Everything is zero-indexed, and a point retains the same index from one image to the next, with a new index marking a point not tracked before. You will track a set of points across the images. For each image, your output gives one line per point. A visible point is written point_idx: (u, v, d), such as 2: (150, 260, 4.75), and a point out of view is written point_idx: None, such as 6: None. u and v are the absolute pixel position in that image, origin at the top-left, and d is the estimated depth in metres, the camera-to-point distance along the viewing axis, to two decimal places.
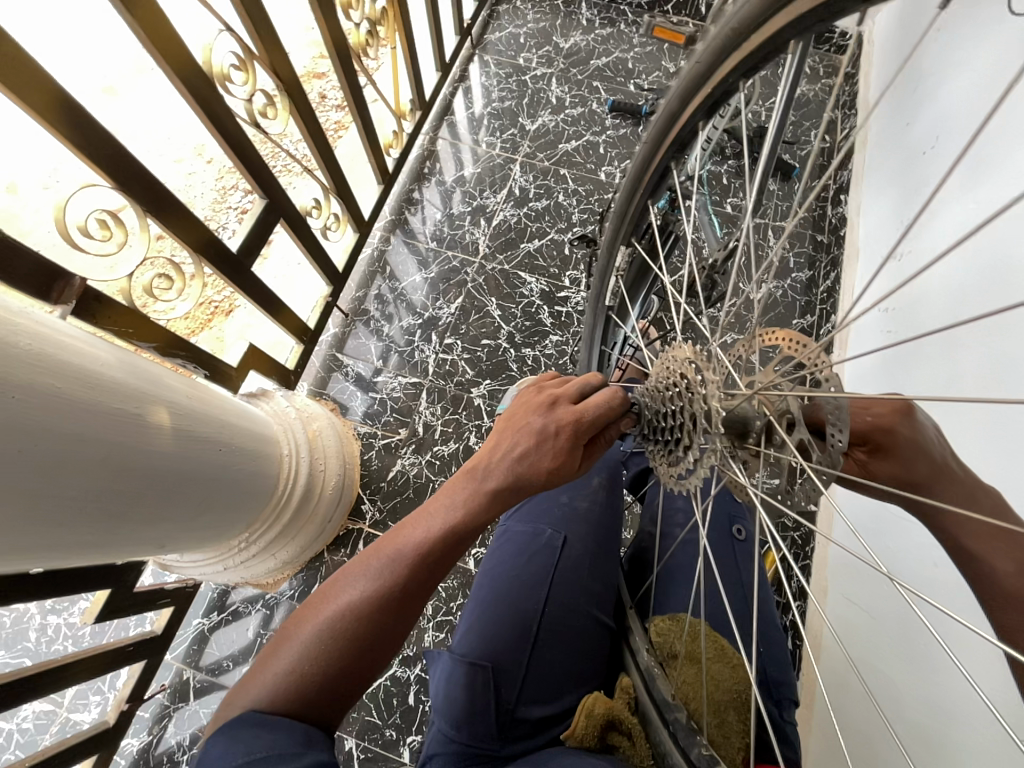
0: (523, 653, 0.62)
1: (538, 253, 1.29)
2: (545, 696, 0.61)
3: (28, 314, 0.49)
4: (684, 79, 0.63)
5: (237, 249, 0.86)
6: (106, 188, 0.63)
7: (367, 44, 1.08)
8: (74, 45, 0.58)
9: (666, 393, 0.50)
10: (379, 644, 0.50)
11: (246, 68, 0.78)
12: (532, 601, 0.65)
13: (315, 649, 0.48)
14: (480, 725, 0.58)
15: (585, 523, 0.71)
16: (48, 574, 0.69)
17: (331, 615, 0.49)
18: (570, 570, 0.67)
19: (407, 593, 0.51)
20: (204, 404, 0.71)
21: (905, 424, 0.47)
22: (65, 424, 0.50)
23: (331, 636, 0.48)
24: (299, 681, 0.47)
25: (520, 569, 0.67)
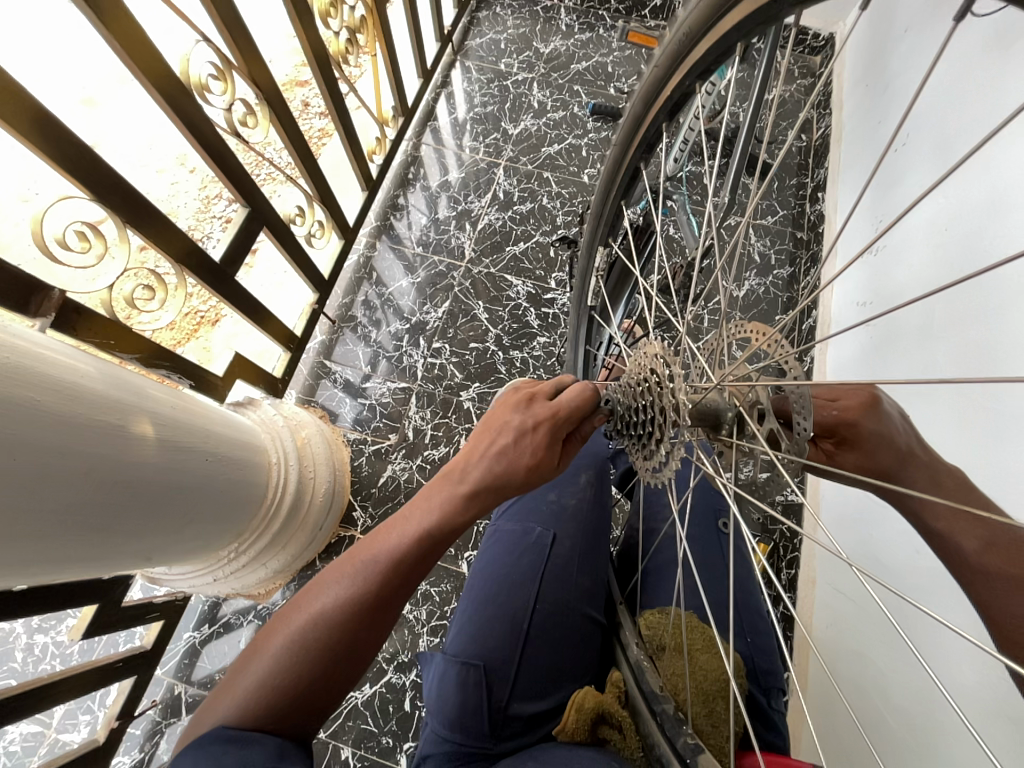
0: (515, 651, 0.62)
1: (524, 256, 1.30)
2: (537, 692, 0.61)
3: (9, 329, 0.49)
4: (645, 83, 0.64)
5: (221, 259, 0.86)
6: (84, 199, 0.63)
7: (347, 52, 1.08)
8: (50, 58, 0.58)
9: (638, 389, 0.52)
10: (354, 651, 0.49)
11: (224, 78, 0.79)
12: (523, 599, 0.65)
13: (289, 659, 0.48)
14: (474, 723, 0.58)
15: (574, 521, 0.71)
16: (32, 592, 0.68)
17: (304, 623, 0.49)
18: (560, 568, 0.68)
19: (380, 600, 0.50)
20: (189, 415, 0.70)
21: (870, 417, 0.48)
22: (46, 437, 0.49)
23: (300, 649, 0.48)
24: (268, 698, 0.47)
25: (510, 568, 0.68)
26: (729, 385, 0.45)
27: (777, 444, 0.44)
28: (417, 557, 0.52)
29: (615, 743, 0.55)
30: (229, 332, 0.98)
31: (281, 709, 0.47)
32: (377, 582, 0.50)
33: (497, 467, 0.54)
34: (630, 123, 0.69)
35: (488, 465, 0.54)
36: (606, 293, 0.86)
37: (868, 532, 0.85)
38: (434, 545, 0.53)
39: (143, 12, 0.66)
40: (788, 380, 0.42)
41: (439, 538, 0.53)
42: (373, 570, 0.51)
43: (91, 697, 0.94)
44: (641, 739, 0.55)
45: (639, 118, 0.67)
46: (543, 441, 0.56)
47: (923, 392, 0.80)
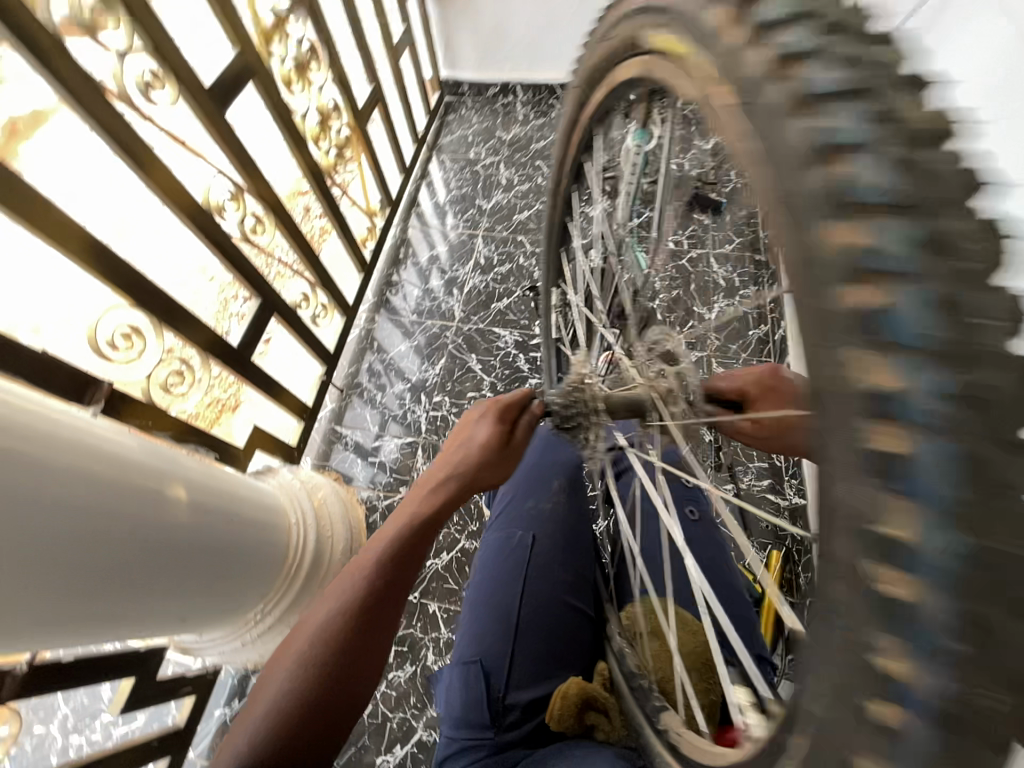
0: (507, 646, 0.65)
1: (508, 309, 1.43)
2: (530, 682, 0.64)
3: (67, 416, 0.59)
4: (563, 122, 0.78)
5: (237, 345, 0.99)
6: (127, 309, 0.76)
7: (337, 164, 1.29)
8: (103, 204, 0.72)
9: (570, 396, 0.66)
10: (358, 656, 0.52)
11: (237, 199, 0.96)
12: (510, 597, 0.68)
13: (294, 679, 0.51)
14: (478, 715, 0.61)
15: (552, 523, 0.76)
16: (77, 662, 0.73)
17: (305, 643, 0.52)
18: (544, 567, 0.71)
19: (372, 606, 0.54)
20: (216, 480, 0.79)
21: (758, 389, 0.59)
22: (99, 502, 0.58)
23: (306, 662, 0.51)
24: (280, 717, 0.49)
25: (497, 571, 0.72)
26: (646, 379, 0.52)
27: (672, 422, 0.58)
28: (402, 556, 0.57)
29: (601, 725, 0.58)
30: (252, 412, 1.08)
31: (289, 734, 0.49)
32: (368, 590, 0.55)
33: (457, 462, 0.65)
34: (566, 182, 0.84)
35: (455, 463, 0.66)
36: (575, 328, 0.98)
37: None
38: (418, 540, 0.59)
39: (175, 161, 0.83)
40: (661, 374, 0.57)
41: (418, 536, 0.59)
42: (363, 578, 0.56)
43: None
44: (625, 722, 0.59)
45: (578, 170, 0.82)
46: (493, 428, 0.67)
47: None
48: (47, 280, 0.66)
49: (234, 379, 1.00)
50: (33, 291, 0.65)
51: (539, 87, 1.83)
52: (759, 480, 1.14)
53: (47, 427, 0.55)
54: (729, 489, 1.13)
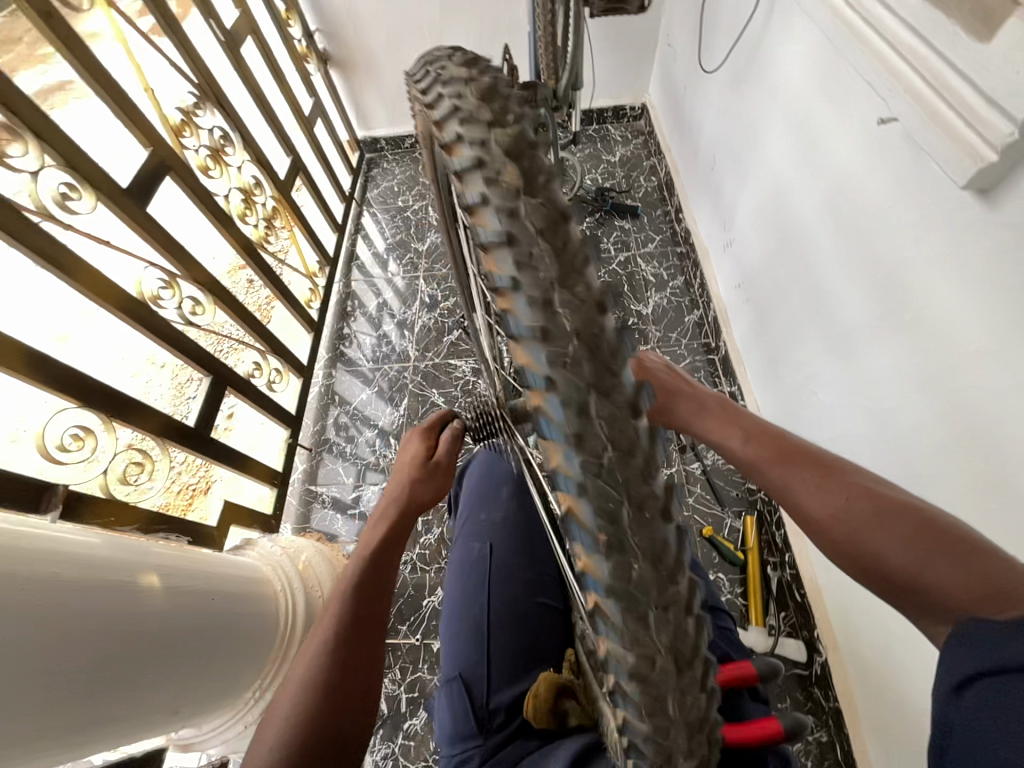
0: (480, 653, 0.53)
1: (461, 340, 1.46)
2: (509, 682, 0.52)
3: (15, 529, 0.58)
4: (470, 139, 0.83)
5: (195, 422, 1.00)
6: (74, 408, 0.76)
7: (267, 235, 1.32)
8: (19, 305, 0.71)
9: None
10: (355, 699, 0.41)
11: (171, 286, 0.98)
12: (473, 604, 0.56)
13: (304, 710, 0.39)
14: (464, 730, 0.50)
15: (507, 517, 0.62)
16: None
17: (292, 704, 0.40)
18: (506, 568, 0.58)
19: (360, 653, 0.42)
20: (189, 564, 0.80)
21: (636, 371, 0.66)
22: (54, 601, 0.56)
23: (299, 723, 0.38)
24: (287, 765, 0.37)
25: (457, 587, 0.59)
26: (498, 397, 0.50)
27: None
28: (380, 558, 0.48)
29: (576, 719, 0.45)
30: (217, 491, 1.08)
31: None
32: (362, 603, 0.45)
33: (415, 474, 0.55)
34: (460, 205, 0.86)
35: (394, 480, 0.56)
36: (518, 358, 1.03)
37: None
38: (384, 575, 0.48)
39: (105, 260, 0.85)
40: None
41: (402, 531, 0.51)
42: (349, 592, 0.46)
43: None
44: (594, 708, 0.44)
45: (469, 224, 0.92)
46: (414, 449, 0.57)
47: (806, 332, 0.92)
48: None
49: (199, 463, 1.02)
50: None
51: None
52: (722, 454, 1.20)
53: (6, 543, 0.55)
54: (695, 467, 1.18)
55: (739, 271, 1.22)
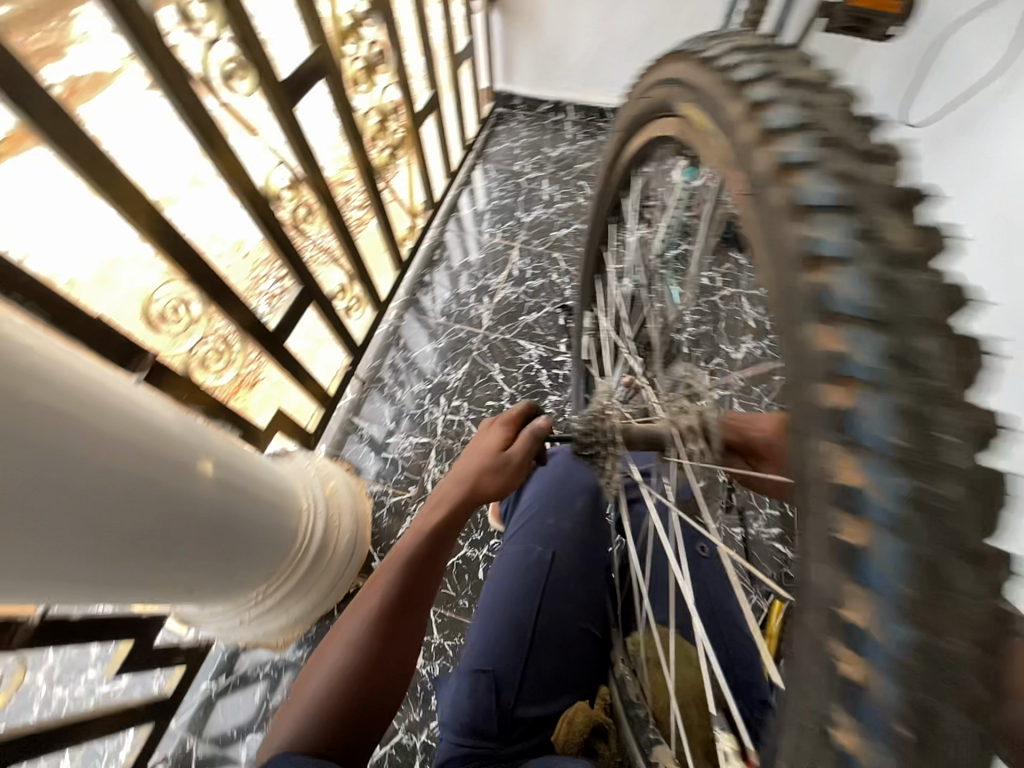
0: (519, 658, 0.56)
1: (535, 324, 1.42)
2: (540, 696, 0.55)
3: (113, 384, 0.59)
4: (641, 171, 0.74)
5: (275, 326, 1.01)
6: (180, 280, 0.79)
7: (388, 163, 1.30)
8: (157, 162, 0.72)
9: (590, 431, 0.59)
10: (387, 668, 0.46)
11: (294, 189, 0.98)
12: (523, 608, 0.59)
13: (338, 670, 0.45)
14: (484, 727, 0.52)
15: (575, 535, 0.64)
16: (65, 621, 0.73)
17: (337, 656, 0.46)
18: (563, 583, 0.61)
19: (398, 631, 0.48)
20: (241, 460, 0.82)
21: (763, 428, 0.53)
22: (124, 461, 0.58)
23: (339, 680, 0.45)
24: (324, 711, 0.44)
25: (509, 582, 0.61)
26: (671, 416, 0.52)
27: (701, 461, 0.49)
28: (436, 536, 0.52)
29: (599, 755, 0.54)
30: (269, 392, 1.06)
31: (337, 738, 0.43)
32: (401, 585, 0.49)
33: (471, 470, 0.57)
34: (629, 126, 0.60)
35: (467, 463, 0.59)
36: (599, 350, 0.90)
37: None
38: (433, 560, 0.51)
39: (243, 145, 0.85)
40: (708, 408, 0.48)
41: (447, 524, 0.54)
42: (391, 572, 0.50)
43: (100, 754, 0.92)
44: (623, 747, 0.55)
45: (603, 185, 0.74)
46: (495, 439, 0.60)
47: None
48: (95, 242, 0.66)
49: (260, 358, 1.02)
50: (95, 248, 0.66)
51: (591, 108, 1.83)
52: (767, 529, 1.09)
53: (103, 395, 0.57)
54: None
55: None
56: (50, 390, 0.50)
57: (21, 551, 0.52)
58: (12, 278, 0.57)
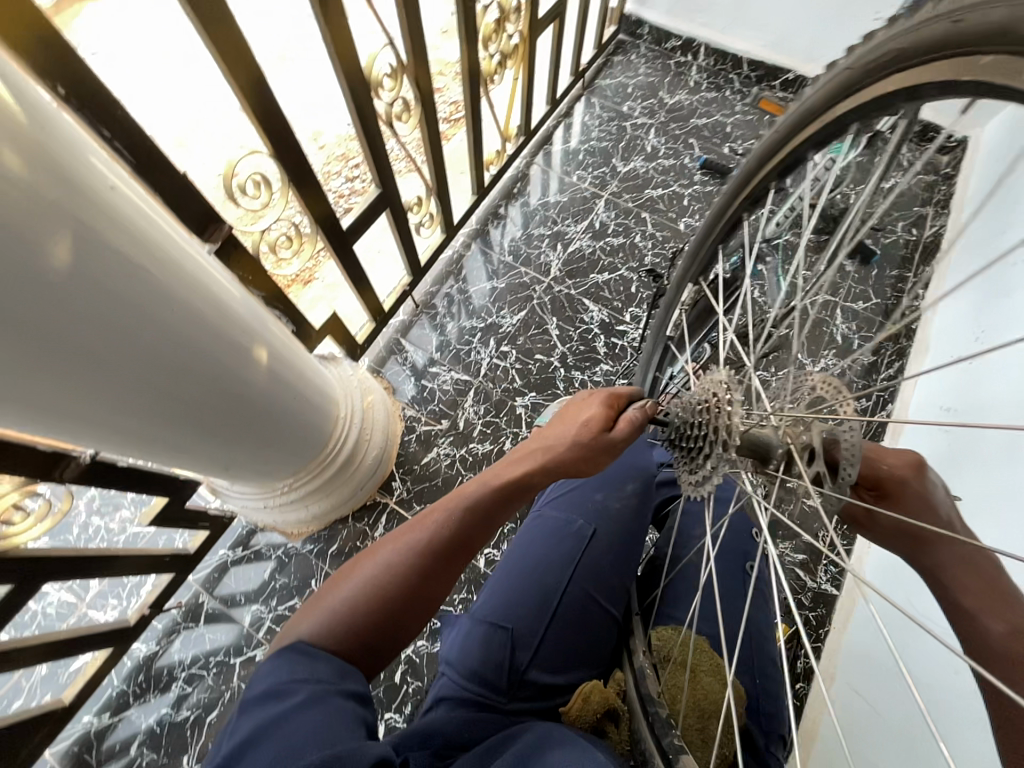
0: (540, 624, 0.60)
1: (605, 286, 1.33)
2: (554, 665, 0.59)
3: (185, 245, 0.56)
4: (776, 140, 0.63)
5: (347, 225, 0.97)
6: (266, 155, 0.75)
7: (495, 72, 1.19)
8: (262, 15, 0.67)
9: (696, 408, 0.56)
10: (416, 595, 0.54)
11: (395, 77, 0.90)
12: (555, 578, 0.63)
13: (361, 589, 0.54)
14: (494, 679, 0.57)
15: (617, 523, 0.67)
16: (108, 464, 0.76)
17: (379, 569, 0.54)
18: (596, 564, 0.64)
19: (434, 569, 0.55)
20: (293, 356, 0.81)
21: (916, 479, 0.49)
22: (187, 328, 0.57)
23: (374, 589, 0.53)
24: (357, 608, 0.53)
25: (545, 552, 0.64)
26: (784, 428, 0.51)
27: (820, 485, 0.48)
28: (496, 498, 0.57)
29: (607, 734, 0.57)
30: (328, 291, 1.04)
31: (348, 644, 0.52)
32: (438, 536, 0.56)
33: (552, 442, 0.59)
34: (904, 52, 0.43)
35: (558, 433, 0.60)
36: (687, 327, 0.80)
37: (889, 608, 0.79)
38: (487, 516, 0.57)
39: (353, 13, 0.78)
40: (845, 427, 0.47)
41: (503, 493, 0.57)
42: (434, 521, 0.56)
43: (124, 585, 1.03)
44: (632, 736, 0.56)
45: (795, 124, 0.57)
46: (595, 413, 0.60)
47: (996, 502, 0.74)
48: (183, 89, 0.62)
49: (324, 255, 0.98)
50: (180, 94, 0.62)
51: (725, 55, 1.59)
52: (792, 553, 0.95)
53: (177, 253, 0.54)
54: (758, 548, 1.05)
55: (955, 393, 0.93)
56: (123, 233, 0.47)
57: (77, 395, 0.52)
58: (111, 113, 0.54)
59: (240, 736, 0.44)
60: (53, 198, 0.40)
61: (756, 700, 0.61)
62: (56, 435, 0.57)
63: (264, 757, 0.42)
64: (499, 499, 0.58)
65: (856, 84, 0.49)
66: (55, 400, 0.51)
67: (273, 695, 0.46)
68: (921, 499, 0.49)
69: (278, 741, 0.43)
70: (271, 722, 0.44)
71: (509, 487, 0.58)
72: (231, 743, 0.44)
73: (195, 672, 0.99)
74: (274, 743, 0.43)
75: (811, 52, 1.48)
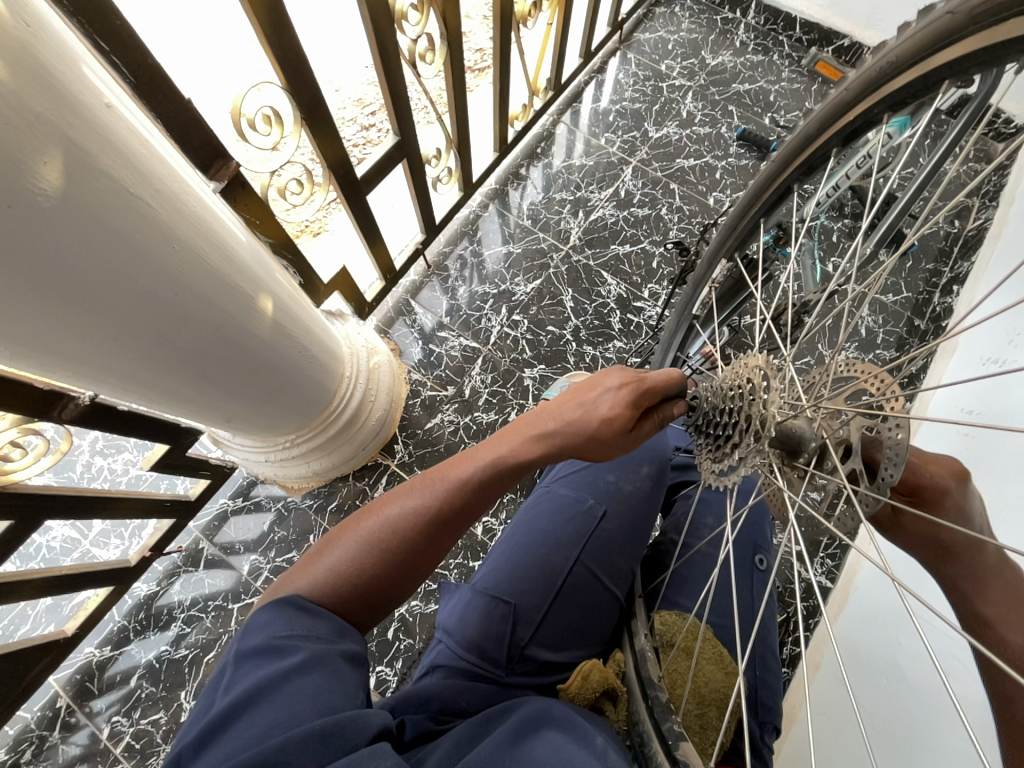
0: (544, 601, 0.59)
1: (625, 258, 1.28)
2: (556, 643, 0.59)
3: (186, 178, 0.52)
4: (825, 106, 0.58)
5: (361, 175, 0.92)
6: (278, 86, 0.69)
7: (528, 15, 1.09)
8: None
9: (728, 394, 0.54)
10: (417, 557, 0.54)
11: (421, 10, 0.83)
12: (561, 556, 0.62)
13: (361, 547, 0.53)
14: (493, 651, 0.57)
15: (627, 504, 0.66)
16: (106, 407, 0.74)
17: (379, 528, 0.53)
18: (603, 544, 0.64)
19: (437, 532, 0.54)
20: (299, 310, 0.78)
21: (955, 486, 0.47)
22: (184, 271, 0.53)
23: (372, 546, 0.53)
24: (354, 567, 0.52)
25: (553, 529, 0.64)
26: (819, 420, 0.49)
27: (857, 482, 0.47)
28: (505, 467, 0.55)
29: (604, 712, 0.56)
30: (338, 243, 1.00)
31: (344, 598, 0.52)
32: (446, 502, 0.54)
33: (573, 416, 0.56)
34: None
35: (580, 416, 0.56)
36: (716, 305, 0.75)
37: (881, 606, 0.79)
38: (498, 483, 0.56)
39: None
40: (887, 420, 0.45)
41: (515, 463, 0.55)
42: (442, 486, 0.55)
43: (126, 526, 1.04)
44: (630, 718, 0.55)
45: (870, 83, 0.52)
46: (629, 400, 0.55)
47: (1009, 512, 0.72)
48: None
49: (336, 202, 0.93)
50: (186, 6, 0.56)
51: (777, 14, 1.47)
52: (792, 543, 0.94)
53: (179, 188, 0.50)
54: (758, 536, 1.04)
55: (980, 398, 0.89)
56: (117, 158, 0.43)
57: (70, 335, 0.49)
58: (109, 22, 0.49)
59: (237, 690, 0.43)
60: (39, 111, 0.36)
61: (749, 688, 0.61)
62: (51, 374, 0.55)
63: (257, 712, 0.42)
64: (509, 469, 0.55)
65: (958, 31, 0.43)
66: (48, 337, 0.49)
67: (269, 651, 0.45)
68: (957, 508, 0.47)
69: (273, 695, 0.42)
70: (267, 675, 0.43)
71: (523, 459, 0.56)
72: (229, 698, 0.43)
73: (194, 614, 1.01)
74: (272, 697, 0.42)
75: (871, 17, 1.36)
